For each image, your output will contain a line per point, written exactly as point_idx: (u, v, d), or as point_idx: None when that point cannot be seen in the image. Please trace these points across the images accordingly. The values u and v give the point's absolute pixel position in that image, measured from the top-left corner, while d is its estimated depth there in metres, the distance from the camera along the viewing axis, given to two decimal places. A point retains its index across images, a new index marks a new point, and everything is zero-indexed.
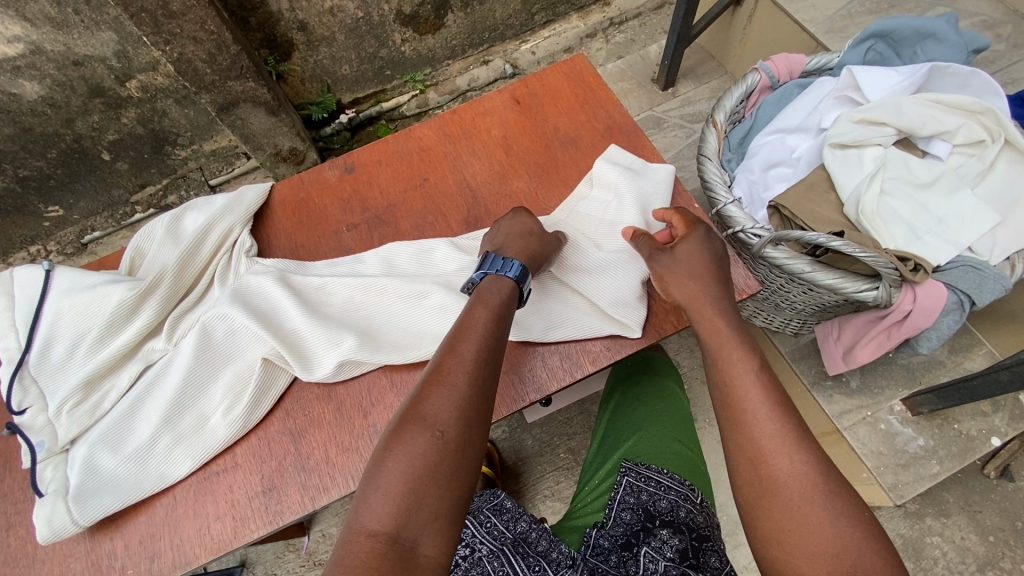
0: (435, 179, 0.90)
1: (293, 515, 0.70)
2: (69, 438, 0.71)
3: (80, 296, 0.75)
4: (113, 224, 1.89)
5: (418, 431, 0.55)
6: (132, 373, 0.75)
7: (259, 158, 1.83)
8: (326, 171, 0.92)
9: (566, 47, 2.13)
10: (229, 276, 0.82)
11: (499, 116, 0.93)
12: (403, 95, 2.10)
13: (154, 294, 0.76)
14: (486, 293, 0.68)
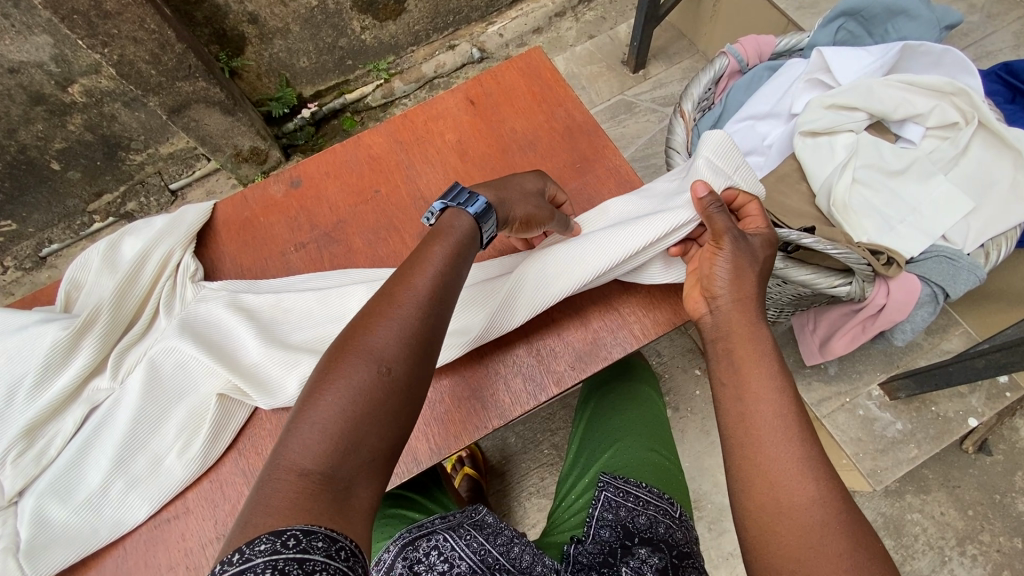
0: (388, 190, 0.85)
1: None
2: (14, 492, 0.66)
3: (10, 339, 0.70)
4: (72, 235, 1.81)
5: (361, 362, 0.51)
6: (76, 418, 0.69)
7: (219, 160, 1.75)
8: (271, 186, 0.87)
9: (534, 28, 2.05)
10: (176, 304, 0.76)
11: (451, 118, 0.88)
12: (368, 85, 2.01)
13: (91, 331, 0.70)
14: (451, 224, 0.63)
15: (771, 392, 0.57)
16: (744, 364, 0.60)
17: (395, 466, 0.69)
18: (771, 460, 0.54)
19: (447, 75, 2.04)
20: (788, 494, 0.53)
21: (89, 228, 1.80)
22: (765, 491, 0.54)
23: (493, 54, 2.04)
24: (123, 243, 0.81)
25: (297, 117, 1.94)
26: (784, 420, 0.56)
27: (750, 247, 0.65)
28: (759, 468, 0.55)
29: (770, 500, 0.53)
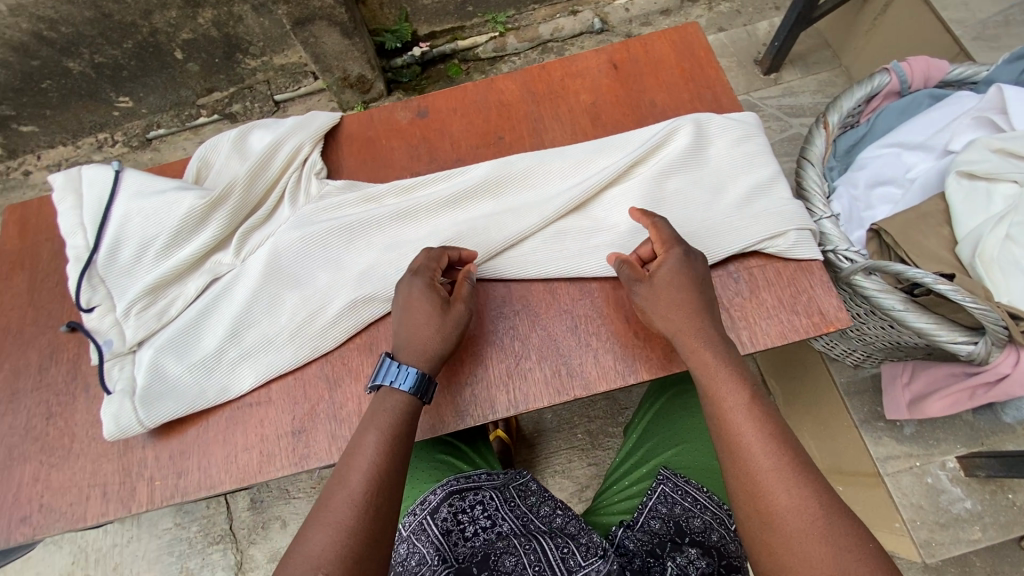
0: (511, 140, 0.82)
1: (320, 461, 0.69)
2: (136, 341, 0.72)
3: (150, 200, 0.74)
4: (178, 124, 1.90)
5: (321, 522, 0.54)
6: (199, 286, 0.73)
7: (327, 80, 1.78)
8: (397, 111, 0.87)
9: (664, 9, 1.97)
10: (301, 197, 0.78)
11: (591, 80, 0.85)
12: (481, 36, 1.99)
13: (225, 207, 0.74)
14: (385, 408, 0.63)
15: (761, 433, 0.57)
16: (727, 416, 0.60)
17: (473, 409, 0.69)
18: (780, 511, 0.53)
19: (563, 39, 1.99)
20: (804, 551, 0.51)
21: (195, 121, 1.89)
22: (777, 548, 0.52)
23: (614, 28, 1.98)
24: (258, 133, 0.85)
25: (408, 53, 1.94)
26: (788, 467, 0.55)
27: (654, 284, 0.67)
28: (767, 527, 0.53)
29: (786, 559, 0.52)
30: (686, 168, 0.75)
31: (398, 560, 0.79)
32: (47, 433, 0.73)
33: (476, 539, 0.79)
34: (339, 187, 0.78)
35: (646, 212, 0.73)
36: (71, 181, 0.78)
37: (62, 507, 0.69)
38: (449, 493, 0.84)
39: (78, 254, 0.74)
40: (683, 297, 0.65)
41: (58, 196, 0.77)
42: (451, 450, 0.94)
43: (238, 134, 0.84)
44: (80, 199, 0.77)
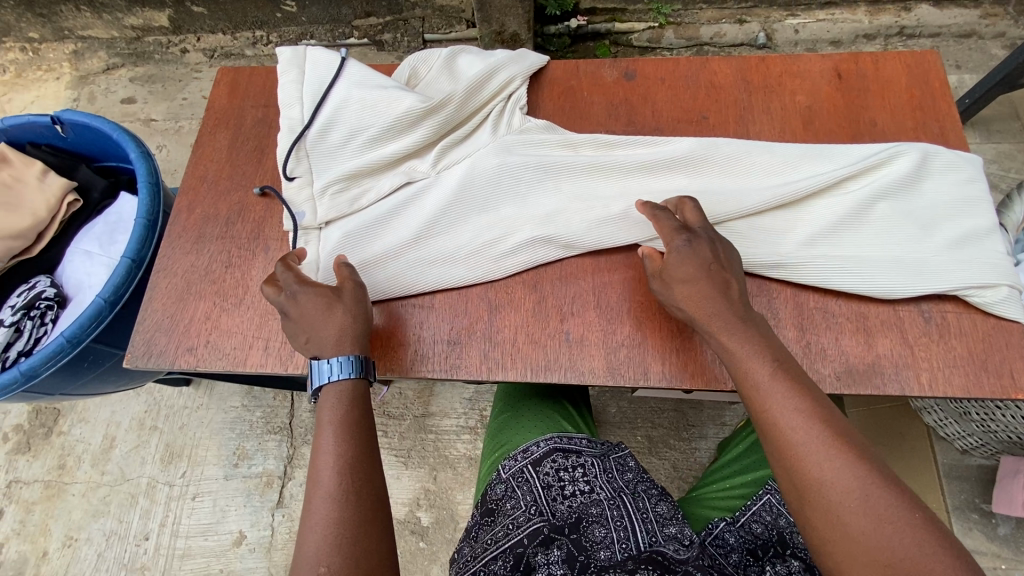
0: (716, 122, 0.81)
1: (468, 375, 0.71)
2: (326, 219, 0.76)
3: (369, 92, 0.77)
4: (330, 38, 1.95)
5: (312, 521, 0.60)
6: (393, 184, 0.77)
7: (482, 31, 1.79)
8: (605, 68, 0.86)
9: (835, 39, 1.88)
10: (503, 127, 0.79)
11: (812, 84, 0.82)
12: (641, 23, 1.94)
13: (436, 118, 0.77)
14: (324, 408, 0.67)
15: (786, 396, 0.58)
16: (747, 388, 0.61)
17: (625, 370, 0.69)
18: (810, 471, 0.54)
19: (721, 46, 1.93)
20: (838, 508, 0.52)
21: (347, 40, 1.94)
22: (807, 504, 0.54)
23: (778, 46, 1.90)
24: (469, 56, 0.87)
25: (564, 23, 1.92)
26: (812, 428, 0.56)
27: (668, 276, 0.66)
28: (801, 487, 0.55)
29: (817, 515, 0.53)
30: (897, 198, 0.72)
31: (495, 499, 0.83)
32: (224, 280, 0.78)
33: (568, 496, 0.80)
34: (540, 127, 0.79)
35: (845, 230, 0.71)
36: (297, 57, 0.82)
37: (226, 348, 0.74)
38: (553, 449, 0.85)
39: (292, 125, 0.78)
40: (695, 289, 0.65)
41: (282, 68, 0.82)
42: (554, 404, 0.94)
43: (451, 53, 0.86)
44: (303, 75, 0.81)
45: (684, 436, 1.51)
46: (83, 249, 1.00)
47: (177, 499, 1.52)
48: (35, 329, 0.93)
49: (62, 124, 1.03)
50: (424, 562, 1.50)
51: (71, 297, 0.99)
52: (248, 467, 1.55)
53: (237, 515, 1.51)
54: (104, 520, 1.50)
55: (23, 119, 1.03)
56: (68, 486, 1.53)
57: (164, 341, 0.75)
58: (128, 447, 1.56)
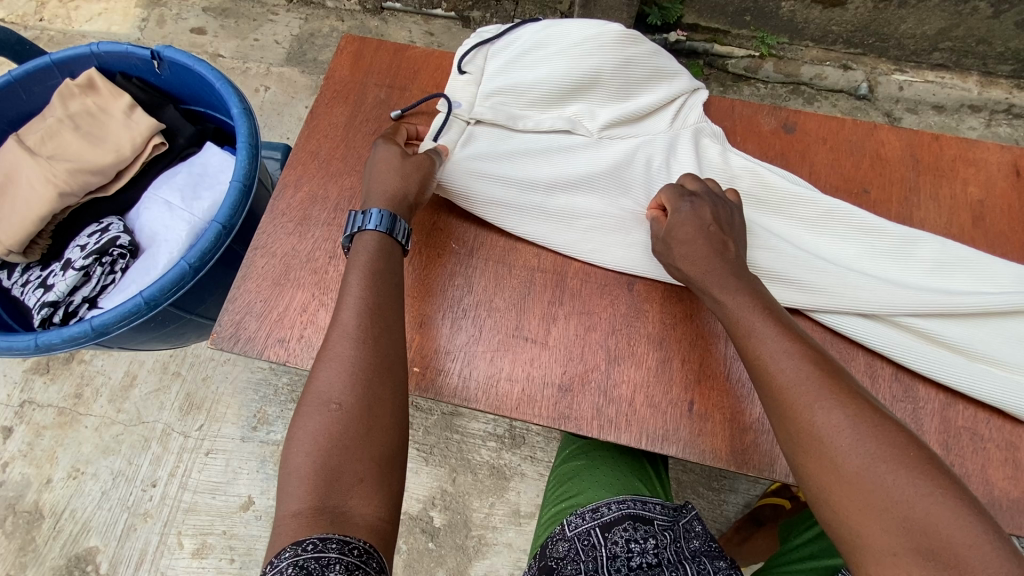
0: (878, 197, 0.75)
1: (577, 430, 0.66)
2: (479, 116, 0.75)
3: (577, 29, 0.79)
4: (415, 6, 1.82)
5: (325, 380, 0.58)
6: (555, 125, 0.77)
7: None
8: (763, 115, 0.80)
9: (938, 103, 1.69)
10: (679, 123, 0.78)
11: (986, 175, 0.76)
12: (742, 49, 1.71)
13: (622, 88, 0.77)
14: (358, 249, 0.65)
15: (779, 346, 0.56)
16: (742, 338, 0.59)
17: (751, 458, 0.64)
18: (801, 411, 0.53)
19: (819, 89, 1.71)
20: (830, 448, 0.50)
21: (433, 11, 1.80)
22: (803, 449, 0.52)
23: (879, 101, 1.68)
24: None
25: (664, 35, 1.70)
26: (806, 374, 0.54)
27: (669, 236, 0.67)
28: (795, 430, 0.53)
29: (813, 461, 0.51)
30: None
31: (554, 556, 0.74)
32: (327, 272, 0.73)
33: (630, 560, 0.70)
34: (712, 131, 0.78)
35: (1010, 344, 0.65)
36: None
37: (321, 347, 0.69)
38: (625, 515, 0.75)
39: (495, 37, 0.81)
40: (698, 248, 0.64)
41: None
42: (631, 462, 0.86)
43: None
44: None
45: (715, 487, 1.32)
46: (162, 197, 0.94)
47: (190, 451, 1.40)
48: (104, 275, 0.88)
49: (160, 60, 0.96)
50: (430, 564, 1.31)
51: (143, 248, 0.92)
52: (266, 432, 1.43)
53: (248, 479, 1.39)
54: (114, 458, 1.39)
55: (120, 48, 0.96)
56: (82, 418, 1.43)
57: (254, 326, 0.70)
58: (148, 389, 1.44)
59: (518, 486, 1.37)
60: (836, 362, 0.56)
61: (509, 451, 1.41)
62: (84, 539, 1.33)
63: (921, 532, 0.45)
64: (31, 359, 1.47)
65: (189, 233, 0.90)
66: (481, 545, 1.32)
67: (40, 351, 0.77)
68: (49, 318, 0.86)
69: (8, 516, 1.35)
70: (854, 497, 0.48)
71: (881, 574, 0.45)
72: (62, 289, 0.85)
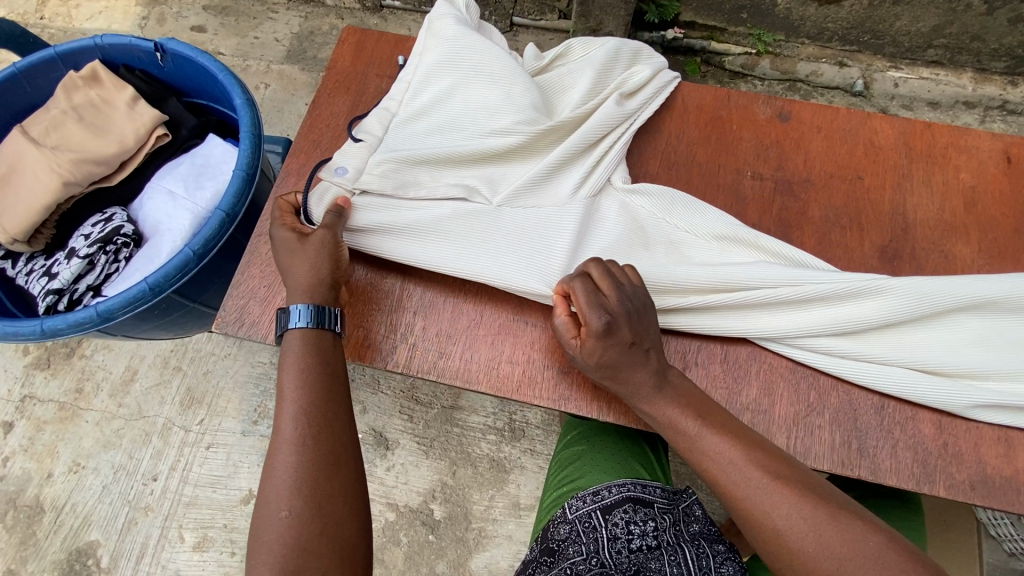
0: (871, 183, 0.76)
1: (576, 411, 0.67)
2: (365, 186, 0.71)
3: (478, 88, 0.77)
4: (416, 5, 1.83)
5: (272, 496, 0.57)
6: (450, 193, 0.72)
7: (576, 25, 1.68)
8: (758, 104, 0.81)
9: (933, 100, 1.70)
10: (585, 185, 0.73)
11: (978, 162, 0.77)
12: (738, 47, 1.73)
13: (528, 148, 0.75)
14: (287, 350, 0.64)
15: (721, 445, 0.60)
16: (684, 441, 0.62)
17: None
18: (733, 489, 0.59)
19: (815, 86, 1.73)
20: (769, 520, 0.56)
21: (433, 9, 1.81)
22: (746, 524, 0.58)
23: (874, 97, 1.70)
24: (621, 71, 0.82)
25: (661, 32, 1.72)
26: (751, 466, 0.58)
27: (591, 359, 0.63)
28: (737, 506, 0.59)
29: (783, 554, 0.55)
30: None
31: (556, 538, 0.75)
32: None
33: (631, 544, 0.71)
34: (620, 193, 0.74)
35: (991, 327, 0.66)
36: (428, 38, 0.81)
37: None
38: (626, 498, 0.76)
39: (398, 95, 0.79)
40: (614, 365, 0.62)
41: (423, 41, 0.81)
42: (631, 446, 0.86)
43: (599, 67, 0.80)
44: (441, 45, 0.79)
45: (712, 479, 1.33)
46: (166, 187, 0.95)
47: (191, 446, 1.41)
48: (108, 264, 0.89)
49: (163, 52, 0.98)
50: (430, 556, 1.32)
51: (147, 237, 0.94)
52: (266, 426, 1.43)
53: (248, 472, 1.40)
54: (114, 453, 1.40)
55: (123, 40, 0.98)
56: (83, 412, 1.43)
57: (258, 311, 0.71)
58: (149, 384, 1.45)
59: (517, 478, 1.37)
60: (752, 431, 0.62)
61: (508, 444, 1.41)
62: (84, 533, 1.33)
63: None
64: (32, 354, 1.47)
65: (192, 222, 0.91)
66: (481, 537, 1.33)
67: (45, 336, 0.78)
68: (54, 305, 0.87)
69: (8, 510, 1.35)
70: None
71: None
72: (67, 276, 0.86)
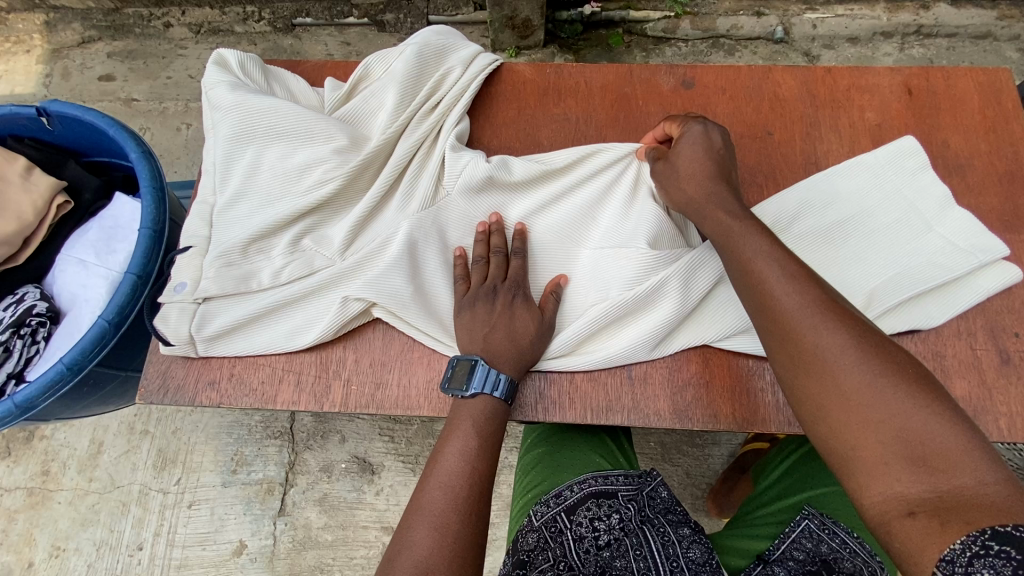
0: (781, 139, 0.76)
1: (522, 417, 0.67)
2: (205, 294, 0.68)
3: (281, 143, 0.73)
4: (327, 17, 1.75)
5: (424, 523, 0.55)
6: (292, 271, 0.68)
7: (491, 15, 1.62)
8: (661, 75, 0.80)
9: (851, 36, 1.72)
10: (413, 201, 0.71)
11: (880, 100, 0.78)
12: (656, 11, 1.71)
13: (355, 178, 0.71)
14: (460, 417, 0.62)
15: (778, 273, 0.56)
16: (745, 262, 0.59)
17: (694, 413, 0.66)
18: (807, 341, 0.52)
19: (737, 40, 1.73)
20: (838, 375, 0.50)
21: (346, 20, 1.74)
22: (805, 375, 0.52)
23: (794, 43, 1.72)
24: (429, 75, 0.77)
25: (577, 9, 1.69)
26: (803, 297, 0.54)
27: (677, 158, 0.68)
28: (800, 359, 0.52)
29: (813, 380, 0.51)
30: (900, 186, 0.71)
31: (525, 549, 0.73)
32: None
33: (599, 539, 0.72)
34: (453, 193, 0.71)
35: (856, 246, 0.69)
36: (208, 116, 0.76)
37: (252, 383, 0.68)
38: (588, 495, 0.77)
39: (207, 185, 0.75)
40: (697, 168, 0.66)
41: (208, 126, 0.77)
42: (589, 440, 0.86)
43: (403, 86, 0.74)
44: (226, 119, 0.74)
45: (698, 442, 1.33)
46: (76, 257, 0.90)
47: (172, 507, 1.36)
48: (26, 348, 0.85)
49: (48, 116, 0.92)
50: None
51: (65, 311, 0.90)
52: (247, 473, 1.39)
53: (236, 523, 1.35)
54: (94, 529, 1.34)
55: (2, 110, 0.92)
56: (54, 494, 1.37)
57: (182, 374, 0.69)
58: (118, 453, 1.39)
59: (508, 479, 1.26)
60: (839, 297, 0.55)
61: None
62: None
63: (920, 445, 0.45)
64: None
65: (109, 288, 0.87)
66: None
67: None
68: None
69: None
70: (855, 416, 0.48)
71: (879, 487, 0.45)
72: None
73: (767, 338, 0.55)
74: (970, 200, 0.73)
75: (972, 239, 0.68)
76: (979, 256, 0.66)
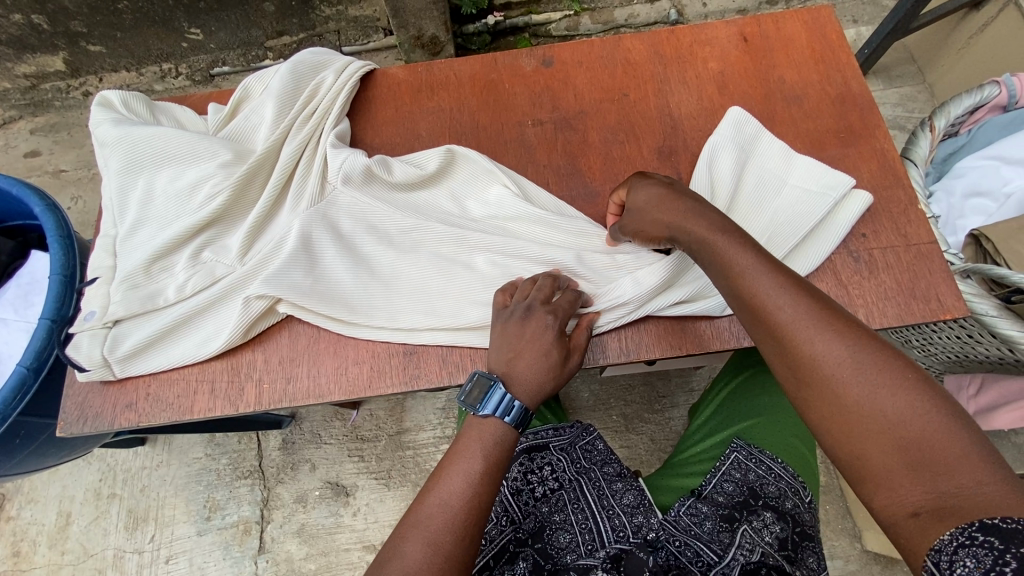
0: (636, 98, 0.83)
1: (429, 384, 0.70)
2: (113, 317, 0.70)
3: (171, 167, 0.76)
4: (244, 63, 1.78)
5: (419, 536, 0.52)
6: (194, 283, 0.71)
7: (398, 37, 1.64)
8: (522, 58, 0.87)
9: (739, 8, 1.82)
10: (301, 204, 0.75)
11: (720, 50, 0.85)
12: (557, 12, 1.79)
13: (244, 190, 0.75)
14: (469, 435, 0.59)
15: (777, 287, 0.53)
16: (737, 278, 0.56)
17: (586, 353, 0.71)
18: (803, 352, 0.49)
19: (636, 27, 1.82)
20: (834, 385, 0.47)
21: (262, 63, 1.76)
22: (803, 387, 0.49)
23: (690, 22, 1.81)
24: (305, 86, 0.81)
25: (481, 21, 1.75)
26: (801, 308, 0.51)
27: (634, 208, 0.68)
28: (798, 369, 0.50)
29: (814, 392, 0.48)
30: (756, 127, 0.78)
31: None
32: None
33: (535, 496, 0.76)
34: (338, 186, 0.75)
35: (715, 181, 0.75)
36: (98, 151, 0.78)
37: (169, 398, 0.71)
38: (520, 451, 0.81)
39: (107, 220, 0.77)
40: (657, 209, 0.65)
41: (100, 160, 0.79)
42: None
43: (280, 100, 0.78)
44: (114, 154, 0.77)
45: (657, 408, 1.36)
46: None
47: (149, 565, 1.32)
48: None
49: None
50: None
51: None
52: (221, 518, 1.35)
53: (217, 569, 1.32)
54: None
55: None
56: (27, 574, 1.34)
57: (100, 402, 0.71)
58: (88, 520, 1.36)
59: None
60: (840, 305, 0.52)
61: None
62: None
63: (922, 449, 0.43)
64: None
65: None
66: None
67: None
68: None
69: None
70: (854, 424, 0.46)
71: (882, 491, 0.43)
72: None
73: (768, 351, 0.53)
74: (809, 126, 0.80)
75: (816, 166, 0.75)
76: (822, 180, 0.74)
